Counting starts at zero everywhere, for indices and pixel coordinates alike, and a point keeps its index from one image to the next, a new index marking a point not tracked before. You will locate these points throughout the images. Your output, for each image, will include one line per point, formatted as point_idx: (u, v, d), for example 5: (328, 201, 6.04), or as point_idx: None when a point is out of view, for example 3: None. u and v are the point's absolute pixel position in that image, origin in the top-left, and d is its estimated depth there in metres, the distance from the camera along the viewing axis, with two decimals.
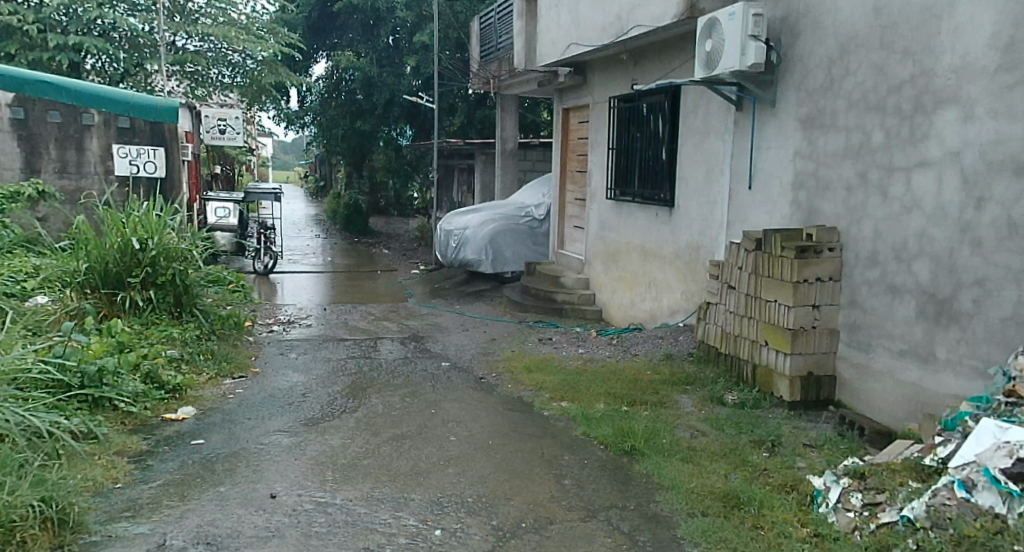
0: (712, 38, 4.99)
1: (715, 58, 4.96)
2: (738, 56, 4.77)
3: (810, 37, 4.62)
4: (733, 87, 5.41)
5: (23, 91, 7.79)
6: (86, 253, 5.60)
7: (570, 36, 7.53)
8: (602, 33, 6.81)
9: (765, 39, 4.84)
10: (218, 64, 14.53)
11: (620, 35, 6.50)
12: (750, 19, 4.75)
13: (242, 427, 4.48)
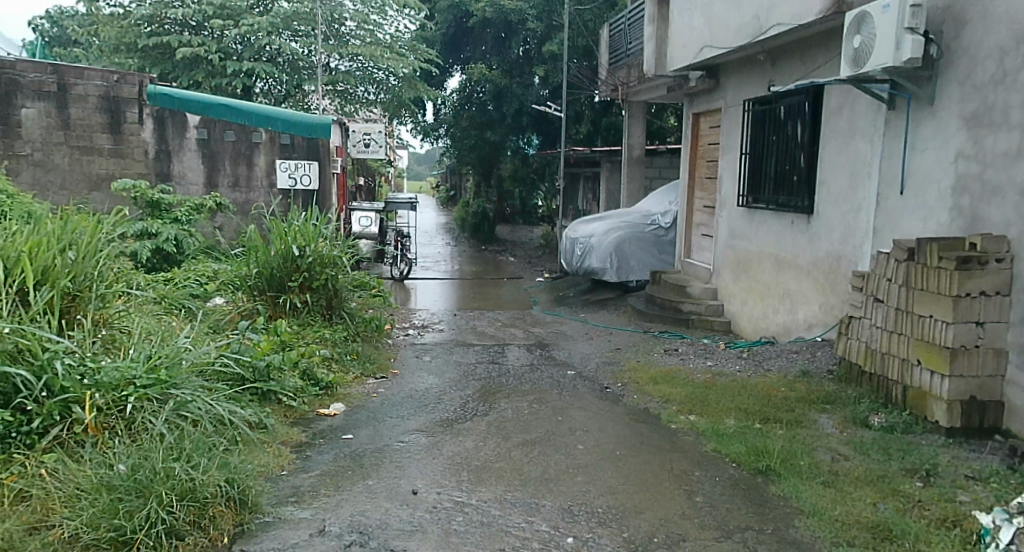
0: (862, 33, 4.81)
1: (864, 54, 4.79)
2: (892, 52, 4.57)
3: (977, 27, 4.38)
4: (883, 85, 5.19)
5: (206, 114, 8.59)
6: (255, 258, 6.16)
7: (703, 37, 7.46)
8: (737, 33, 6.73)
9: (924, 30, 4.57)
10: (365, 82, 15.42)
11: (757, 34, 6.39)
12: (907, 11, 4.50)
13: (385, 424, 4.77)
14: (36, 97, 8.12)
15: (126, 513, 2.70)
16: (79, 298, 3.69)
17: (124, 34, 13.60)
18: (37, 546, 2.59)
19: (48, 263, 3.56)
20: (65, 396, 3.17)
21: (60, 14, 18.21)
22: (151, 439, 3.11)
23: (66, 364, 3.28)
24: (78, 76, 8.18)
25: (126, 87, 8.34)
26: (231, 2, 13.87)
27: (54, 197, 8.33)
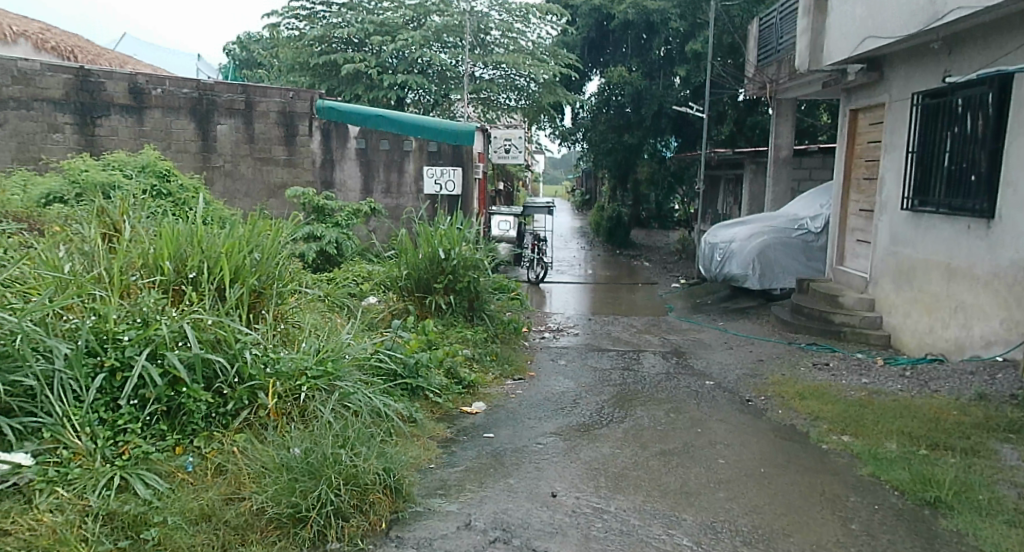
0: None
1: None
2: None
3: None
4: None
5: (366, 124, 9.19)
6: (404, 261, 6.47)
7: (866, 28, 7.06)
8: (907, 21, 6.32)
9: None
10: (507, 90, 15.75)
11: (931, 20, 5.97)
12: None
13: (523, 425, 4.76)
14: (228, 114, 9.03)
15: (302, 492, 2.96)
16: (263, 294, 4.09)
17: (299, 55, 14.78)
18: (231, 517, 2.90)
19: (241, 262, 3.97)
20: (251, 382, 3.51)
21: (248, 39, 19.82)
22: (322, 427, 3.38)
23: (254, 353, 3.62)
24: (261, 94, 9.01)
25: (300, 103, 9.07)
26: (390, 19, 14.70)
27: (239, 203, 9.23)
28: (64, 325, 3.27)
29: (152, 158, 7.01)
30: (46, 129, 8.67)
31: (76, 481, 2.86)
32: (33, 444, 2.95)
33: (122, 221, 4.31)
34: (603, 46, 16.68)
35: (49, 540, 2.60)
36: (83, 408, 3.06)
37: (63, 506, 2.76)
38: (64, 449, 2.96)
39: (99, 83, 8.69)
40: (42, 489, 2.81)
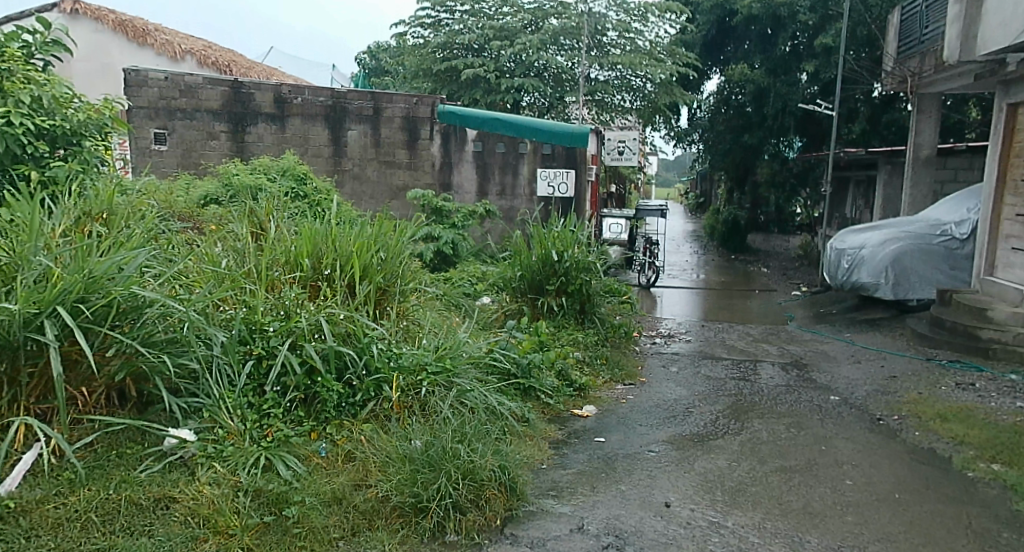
0: None
1: None
2: None
3: None
4: None
5: (483, 128, 9.39)
6: (518, 262, 6.50)
7: None
8: None
9: None
10: (622, 90, 15.66)
11: None
12: None
13: (634, 431, 4.66)
14: (358, 121, 9.48)
15: (423, 483, 3.07)
16: (388, 291, 4.30)
17: (423, 62, 15.24)
18: (360, 501, 3.06)
19: (369, 261, 4.21)
20: (377, 376, 3.68)
21: (377, 47, 20.59)
22: (441, 421, 3.49)
23: (380, 348, 3.81)
24: (387, 101, 9.40)
25: (423, 108, 9.41)
26: (509, 24, 15.01)
27: (365, 205, 9.70)
28: (222, 316, 3.60)
29: (291, 162, 7.47)
30: (204, 136, 9.41)
31: (229, 458, 3.12)
32: (195, 422, 3.28)
33: (266, 219, 4.66)
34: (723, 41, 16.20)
35: (209, 510, 2.85)
36: (236, 392, 3.34)
37: (218, 480, 3.01)
38: (220, 428, 3.23)
39: (250, 94, 9.35)
40: (203, 463, 3.09)
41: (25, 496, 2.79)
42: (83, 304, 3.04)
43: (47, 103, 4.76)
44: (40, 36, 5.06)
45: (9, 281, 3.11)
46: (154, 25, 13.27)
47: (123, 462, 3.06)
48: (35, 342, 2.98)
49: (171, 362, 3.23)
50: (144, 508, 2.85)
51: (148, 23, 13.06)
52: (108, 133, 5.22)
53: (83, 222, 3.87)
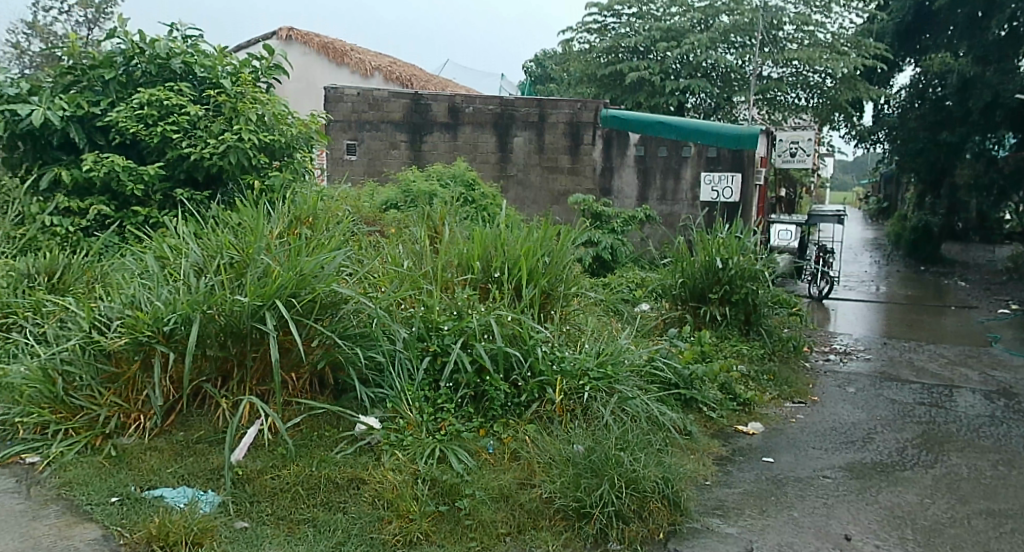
0: None
1: None
2: None
3: None
4: None
5: (645, 132, 9.34)
6: (680, 268, 6.31)
7: None
8: None
9: None
10: (798, 87, 15.00)
11: None
12: None
13: (807, 453, 4.40)
14: (524, 127, 9.74)
15: (587, 488, 3.08)
16: (552, 295, 4.38)
17: (587, 67, 15.29)
18: (525, 500, 3.15)
19: (535, 265, 4.32)
20: (542, 378, 3.76)
21: (544, 55, 20.93)
22: (603, 428, 3.51)
23: (544, 351, 3.88)
24: (553, 107, 9.58)
25: (587, 113, 9.50)
26: (676, 25, 14.74)
27: (528, 210, 9.92)
28: (403, 313, 3.90)
29: (461, 169, 7.78)
30: (387, 146, 10.03)
31: (409, 446, 3.33)
32: (380, 411, 3.60)
33: (441, 223, 4.94)
34: (919, 27, 14.85)
35: (392, 494, 3.05)
36: (415, 386, 3.58)
37: (400, 467, 3.21)
38: (401, 419, 3.48)
39: (427, 105, 9.86)
40: (386, 450, 3.33)
41: (248, 466, 3.24)
42: (294, 298, 3.50)
43: (268, 120, 5.87)
44: (264, 62, 6.30)
45: (239, 275, 3.67)
46: (351, 46, 14.26)
47: (323, 442, 3.46)
48: (259, 331, 3.50)
49: (362, 354, 3.61)
50: (340, 486, 3.15)
51: (345, 43, 14.11)
52: (312, 144, 6.41)
53: (293, 225, 4.33)
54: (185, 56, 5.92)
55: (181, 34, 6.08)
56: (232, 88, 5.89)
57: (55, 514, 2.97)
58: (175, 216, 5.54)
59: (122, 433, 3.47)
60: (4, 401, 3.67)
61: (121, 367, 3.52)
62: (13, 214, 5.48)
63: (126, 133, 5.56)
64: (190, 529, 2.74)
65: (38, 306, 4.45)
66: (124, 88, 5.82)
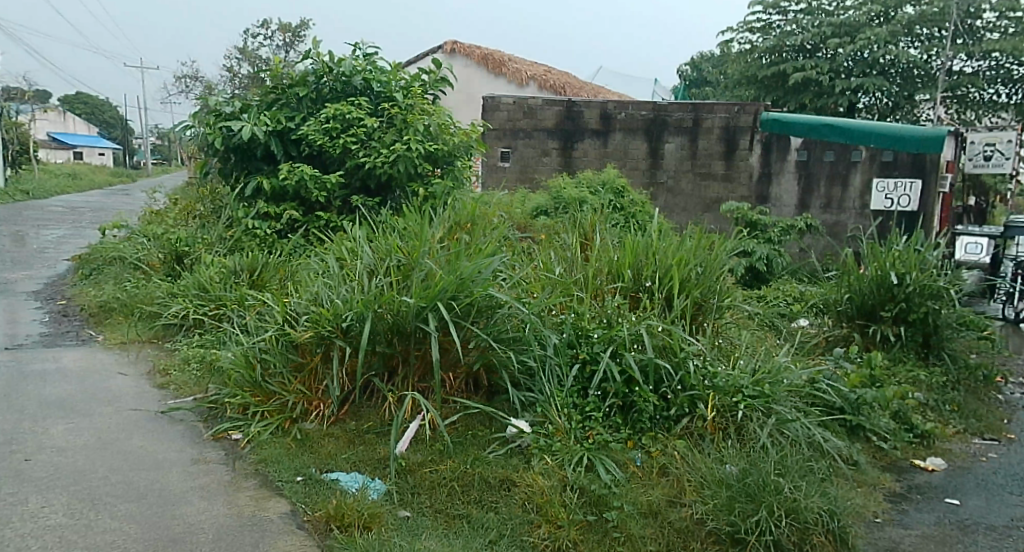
0: None
1: None
2: None
3: None
4: None
5: (809, 136, 8.82)
6: (848, 283, 5.84)
7: None
8: None
9: None
10: (998, 82, 13.66)
11: None
12: None
13: (1001, 497, 3.92)
14: (676, 132, 9.50)
15: (741, 513, 2.90)
16: (704, 306, 4.20)
17: (748, 68, 14.79)
18: (675, 519, 3.03)
19: (687, 275, 4.18)
20: (692, 392, 3.60)
21: (699, 57, 20.28)
22: (759, 450, 3.31)
23: (696, 365, 3.72)
24: (708, 111, 9.31)
25: (745, 116, 9.15)
26: (851, 19, 13.86)
27: (677, 217, 9.64)
28: (554, 319, 3.89)
29: (611, 175, 7.69)
30: (538, 153, 10.09)
31: (557, 452, 3.30)
32: (530, 415, 3.59)
33: (592, 231, 4.89)
34: None
35: (542, 498, 3.03)
36: (564, 392, 3.55)
37: (548, 471, 3.19)
38: (550, 424, 3.46)
39: (580, 111, 9.85)
40: (536, 454, 3.32)
41: (410, 458, 3.34)
42: (453, 301, 3.62)
43: (434, 130, 6.08)
44: (432, 74, 6.50)
45: (407, 276, 3.86)
46: (507, 56, 14.58)
47: (477, 442, 3.50)
48: (421, 330, 3.65)
49: (514, 357, 3.64)
50: (493, 486, 3.17)
51: (501, 53, 14.39)
52: (472, 152, 6.50)
53: (454, 230, 4.46)
54: (365, 73, 6.24)
55: (364, 52, 6.39)
56: (404, 100, 6.17)
57: (253, 486, 3.17)
58: (352, 222, 5.88)
59: (305, 419, 3.69)
60: (218, 382, 4.05)
61: (305, 358, 3.80)
62: (227, 218, 6.36)
63: (314, 145, 5.96)
64: (360, 512, 2.89)
65: (242, 299, 4.95)
66: (314, 104, 6.25)
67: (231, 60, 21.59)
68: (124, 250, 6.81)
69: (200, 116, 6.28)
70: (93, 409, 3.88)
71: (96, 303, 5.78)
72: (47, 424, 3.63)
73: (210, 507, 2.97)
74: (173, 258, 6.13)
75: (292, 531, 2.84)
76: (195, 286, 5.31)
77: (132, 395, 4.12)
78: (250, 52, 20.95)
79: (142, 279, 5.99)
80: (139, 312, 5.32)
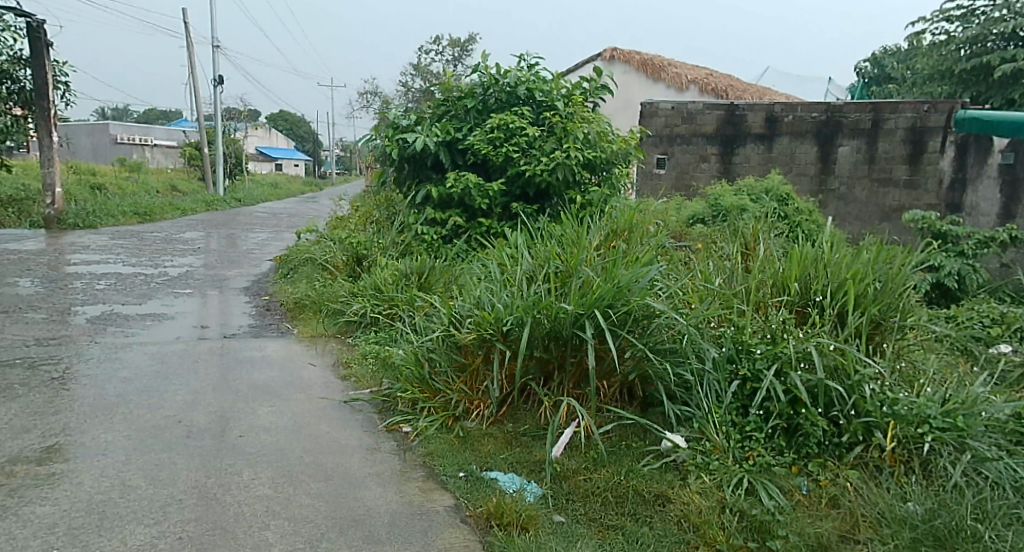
0: None
1: None
2: None
3: None
4: None
5: (1019, 136, 7.90)
6: None
7: None
8: None
9: None
10: None
11: None
12: None
13: None
14: (852, 135, 9.02)
15: None
16: (883, 325, 3.83)
17: (943, 62, 13.40)
18: None
19: (864, 290, 3.85)
20: (869, 418, 3.26)
21: (886, 50, 18.37)
22: (950, 490, 2.94)
23: (873, 390, 3.37)
24: (890, 111, 8.75)
25: (935, 116, 8.47)
26: None
27: (850, 226, 9.23)
28: (714, 332, 3.71)
29: (775, 182, 7.29)
30: (696, 159, 9.95)
31: (715, 472, 3.14)
32: (686, 430, 3.46)
33: (755, 241, 4.65)
34: None
35: (699, 518, 2.90)
36: (722, 408, 3.37)
37: (706, 491, 3.04)
38: (707, 441, 3.31)
39: (743, 115, 9.59)
40: (692, 472, 3.18)
41: (565, 463, 3.32)
42: (610, 309, 3.58)
43: (592, 138, 6.07)
44: (592, 82, 6.47)
45: (564, 283, 3.86)
46: (669, 61, 14.27)
47: (631, 453, 3.43)
48: (578, 337, 3.64)
49: (670, 370, 3.53)
50: (647, 500, 3.08)
51: (664, 58, 14.10)
52: (630, 159, 6.42)
53: (610, 238, 4.41)
54: (528, 83, 6.33)
55: (528, 63, 6.48)
56: (564, 109, 6.21)
57: (421, 477, 3.30)
58: (512, 229, 6.00)
59: (467, 417, 3.78)
60: (391, 378, 4.28)
61: (467, 359, 3.91)
62: (399, 224, 6.70)
63: (479, 154, 6.12)
64: (519, 513, 2.93)
65: (412, 300, 5.20)
66: (480, 115, 6.43)
67: (407, 76, 22.97)
68: (314, 252, 7.38)
69: (380, 129, 6.63)
70: (290, 394, 4.22)
71: (291, 299, 6.33)
72: (256, 405, 3.99)
73: (384, 493, 3.15)
74: (354, 261, 6.57)
75: (456, 525, 2.94)
76: (372, 287, 5.63)
77: (321, 383, 4.43)
78: (425, 67, 22.10)
79: (328, 279, 6.47)
80: (327, 309, 5.74)
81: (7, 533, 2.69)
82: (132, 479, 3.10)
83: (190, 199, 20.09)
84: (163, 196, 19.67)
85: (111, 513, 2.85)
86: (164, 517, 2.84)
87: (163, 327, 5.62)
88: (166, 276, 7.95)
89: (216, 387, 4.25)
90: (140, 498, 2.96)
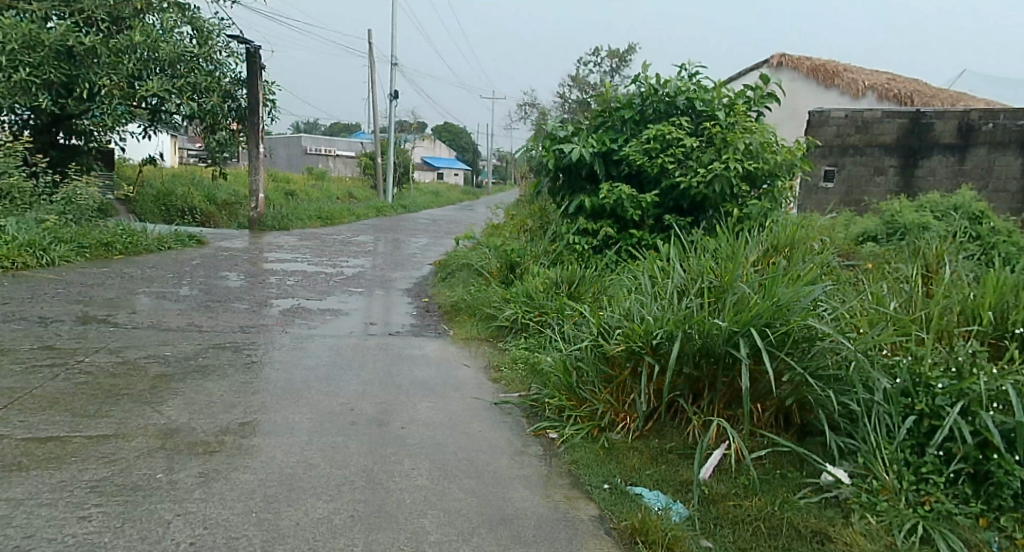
0: None
1: None
2: None
3: None
4: None
5: None
6: None
7: None
8: None
9: None
10: None
11: None
12: None
13: None
14: None
15: None
16: None
17: None
18: None
19: None
20: None
21: None
22: None
23: None
24: None
25: None
26: None
27: None
28: (887, 361, 3.41)
29: (966, 199, 6.64)
30: (871, 172, 9.36)
31: (884, 514, 2.89)
32: (850, 464, 3.22)
33: (937, 263, 4.26)
34: None
35: None
36: (893, 445, 3.09)
37: (873, 534, 2.83)
38: (875, 480, 3.05)
39: (930, 124, 8.94)
40: (856, 511, 2.96)
41: (713, 486, 3.20)
42: (768, 328, 3.41)
43: (755, 148, 5.80)
44: (758, 90, 6.21)
45: (719, 299, 3.72)
46: (844, 66, 13.46)
47: (786, 483, 3.24)
48: (732, 356, 3.50)
49: (834, 399, 3.30)
50: (803, 535, 2.89)
51: (839, 64, 13.34)
52: (797, 172, 6.10)
53: (770, 254, 4.21)
54: (688, 93, 6.19)
55: (689, 73, 6.34)
56: (725, 119, 6.00)
57: (565, 484, 3.31)
58: (665, 241, 5.89)
59: (612, 429, 3.73)
60: (540, 383, 4.32)
61: (615, 370, 3.86)
62: (552, 232, 6.78)
63: (634, 165, 6.07)
64: (664, 532, 2.86)
65: (561, 309, 5.23)
66: (637, 125, 6.36)
67: (566, 89, 23.33)
68: (472, 257, 7.62)
69: (538, 140, 6.71)
70: (447, 392, 4.39)
71: (449, 302, 6.59)
72: (417, 400, 4.18)
73: (530, 496, 3.18)
74: (507, 267, 6.72)
75: (599, 535, 2.91)
76: (524, 294, 5.74)
77: (476, 384, 4.57)
78: (582, 79, 22.28)
79: (482, 285, 6.67)
80: (480, 313, 5.92)
81: (217, 493, 2.98)
82: (313, 458, 3.34)
83: (364, 205, 21.51)
84: (342, 203, 21.20)
85: (297, 486, 3.08)
86: (339, 496, 3.03)
87: (340, 322, 6.03)
88: (344, 275, 8.52)
89: (384, 380, 4.50)
90: (320, 476, 3.18)
